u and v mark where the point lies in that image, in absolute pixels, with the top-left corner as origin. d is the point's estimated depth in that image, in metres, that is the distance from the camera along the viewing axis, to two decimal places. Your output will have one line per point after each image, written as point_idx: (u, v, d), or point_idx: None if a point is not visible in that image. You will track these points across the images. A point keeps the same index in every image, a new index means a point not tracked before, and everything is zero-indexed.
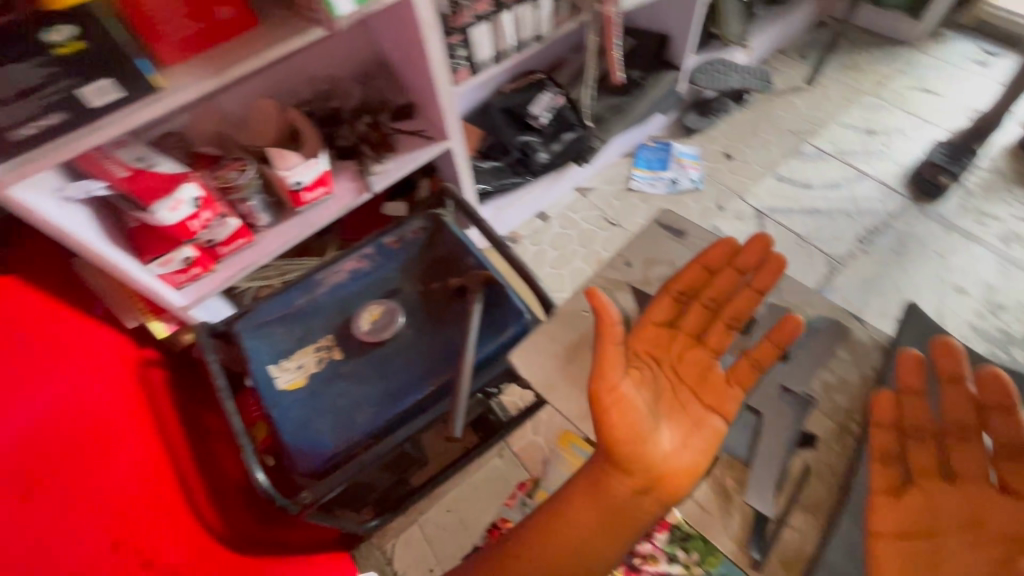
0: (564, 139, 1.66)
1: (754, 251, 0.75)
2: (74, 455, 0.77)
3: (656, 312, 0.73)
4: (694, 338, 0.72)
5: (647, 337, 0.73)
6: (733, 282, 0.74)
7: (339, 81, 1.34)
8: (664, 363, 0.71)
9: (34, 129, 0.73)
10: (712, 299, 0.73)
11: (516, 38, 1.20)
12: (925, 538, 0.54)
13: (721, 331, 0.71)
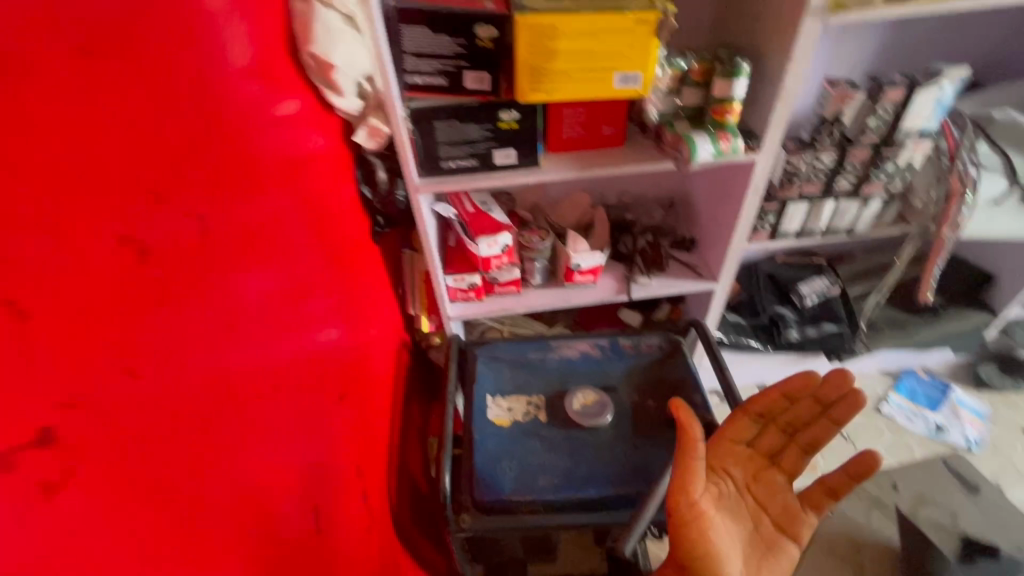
0: (823, 329, 1.58)
1: (831, 389, 0.80)
2: (318, 394, 0.79)
3: (733, 430, 0.80)
4: (767, 463, 0.80)
5: (740, 463, 0.79)
6: (831, 427, 0.80)
7: (640, 199, 1.53)
8: (742, 480, 0.78)
9: (458, 165, 1.05)
10: (788, 424, 0.82)
11: (827, 224, 1.23)
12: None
13: (792, 457, 0.80)
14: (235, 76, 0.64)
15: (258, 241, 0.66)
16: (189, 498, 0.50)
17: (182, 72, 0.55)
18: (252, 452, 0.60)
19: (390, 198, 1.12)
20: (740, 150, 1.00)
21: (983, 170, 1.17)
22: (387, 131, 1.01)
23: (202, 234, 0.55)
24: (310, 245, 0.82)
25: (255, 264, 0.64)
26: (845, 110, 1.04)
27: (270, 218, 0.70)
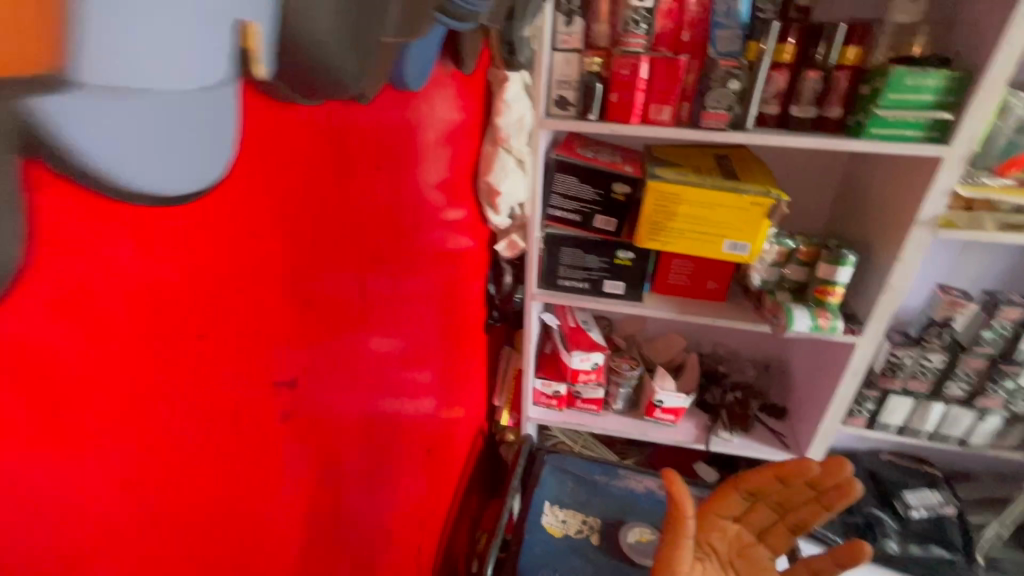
0: (930, 550, 1.37)
1: (829, 478, 0.73)
2: (374, 466, 0.84)
3: (721, 507, 0.78)
4: (754, 539, 0.79)
5: (727, 539, 0.78)
6: (823, 514, 0.74)
7: (736, 356, 1.57)
8: (725, 555, 0.77)
9: (572, 285, 1.22)
10: (777, 503, 0.77)
11: (934, 427, 1.17)
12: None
13: (778, 539, 0.77)
14: (435, 190, 0.89)
15: (390, 319, 0.78)
16: (248, 513, 0.55)
17: (395, 184, 0.71)
18: (305, 496, 0.65)
19: (509, 299, 1.30)
20: (839, 330, 1.05)
21: None
22: (522, 246, 1.23)
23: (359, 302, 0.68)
24: (432, 325, 0.98)
25: (381, 335, 0.76)
26: (957, 318, 1.08)
27: (404, 304, 0.83)
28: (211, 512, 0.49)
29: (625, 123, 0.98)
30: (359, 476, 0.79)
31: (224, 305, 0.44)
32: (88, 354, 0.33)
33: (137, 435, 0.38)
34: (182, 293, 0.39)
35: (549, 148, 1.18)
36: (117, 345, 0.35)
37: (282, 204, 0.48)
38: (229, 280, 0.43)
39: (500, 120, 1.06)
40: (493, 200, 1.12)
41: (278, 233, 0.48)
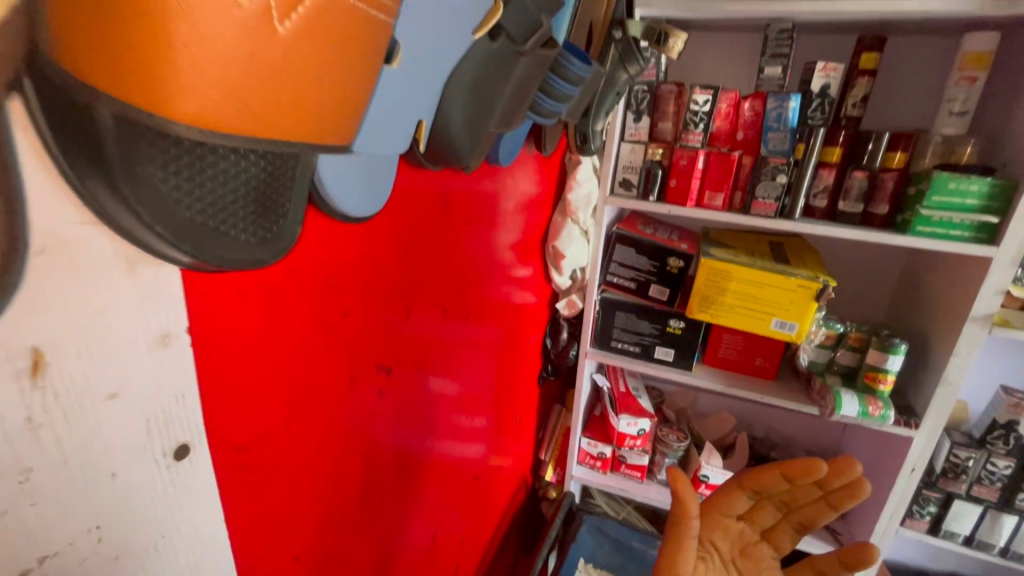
0: None
1: (836, 479, 0.70)
2: (436, 494, 0.91)
3: (725, 504, 0.74)
4: (757, 537, 0.75)
5: (730, 537, 0.74)
6: (828, 513, 0.71)
7: (793, 443, 1.53)
8: (727, 554, 0.73)
9: (624, 347, 1.30)
10: (784, 501, 0.74)
11: (1007, 541, 1.10)
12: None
13: (783, 539, 0.74)
14: (509, 248, 1.05)
15: (461, 354, 0.90)
16: (348, 523, 0.61)
17: (479, 241, 0.86)
18: (387, 512, 0.72)
19: (563, 353, 1.40)
20: (890, 420, 1.05)
21: None
22: (580, 306, 1.35)
23: (446, 338, 0.80)
24: (490, 372, 1.09)
25: (453, 369, 0.87)
26: (1022, 422, 1.06)
27: (472, 342, 0.95)
28: (326, 515, 0.56)
29: (681, 206, 1.11)
30: (423, 503, 0.86)
31: (368, 323, 0.55)
32: (281, 344, 0.44)
33: (298, 419, 0.48)
34: (348, 318, 0.51)
35: (612, 222, 1.32)
36: (298, 342, 0.46)
37: (412, 250, 0.60)
38: (371, 302, 0.54)
39: (571, 196, 1.22)
40: (558, 262, 1.27)
41: (405, 274, 0.60)
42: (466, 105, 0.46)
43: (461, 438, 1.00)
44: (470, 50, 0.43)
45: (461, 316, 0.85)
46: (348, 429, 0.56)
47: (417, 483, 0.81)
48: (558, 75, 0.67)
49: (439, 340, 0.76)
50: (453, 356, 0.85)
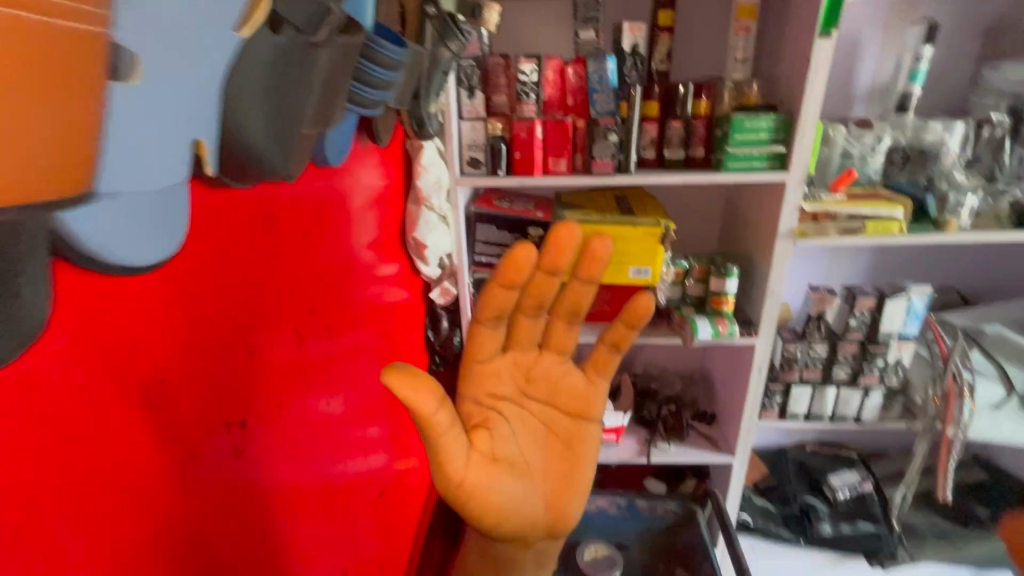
0: (859, 526, 1.53)
1: (566, 254, 0.80)
2: (334, 521, 0.83)
3: (483, 347, 0.85)
4: (537, 351, 0.88)
5: (506, 373, 0.87)
6: (583, 292, 0.84)
7: (669, 372, 1.71)
8: (512, 389, 0.87)
9: None
10: (536, 307, 0.84)
11: (833, 409, 1.35)
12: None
13: (565, 335, 0.87)
14: (367, 248, 0.98)
15: (337, 368, 0.83)
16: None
17: (329, 246, 0.79)
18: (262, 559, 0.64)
19: (448, 342, 1.37)
20: (736, 335, 1.21)
21: (976, 376, 1.27)
22: (455, 292, 1.32)
23: (310, 355, 0.72)
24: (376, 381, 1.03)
25: (329, 387, 0.80)
26: (828, 311, 1.29)
27: (348, 353, 0.88)
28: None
29: (530, 177, 1.14)
30: (318, 536, 0.78)
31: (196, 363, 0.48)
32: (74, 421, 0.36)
33: (121, 492, 0.41)
34: (168, 365, 0.44)
35: (469, 202, 1.33)
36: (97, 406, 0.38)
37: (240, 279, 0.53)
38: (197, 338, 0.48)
39: (420, 182, 1.17)
40: (422, 253, 1.21)
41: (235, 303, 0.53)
42: (267, 119, 0.40)
43: (365, 449, 0.97)
44: (250, 50, 0.37)
45: (326, 329, 0.78)
46: (192, 488, 0.49)
47: (316, 508, 0.76)
48: (372, 62, 0.62)
49: (298, 363, 0.69)
50: (327, 372, 0.79)
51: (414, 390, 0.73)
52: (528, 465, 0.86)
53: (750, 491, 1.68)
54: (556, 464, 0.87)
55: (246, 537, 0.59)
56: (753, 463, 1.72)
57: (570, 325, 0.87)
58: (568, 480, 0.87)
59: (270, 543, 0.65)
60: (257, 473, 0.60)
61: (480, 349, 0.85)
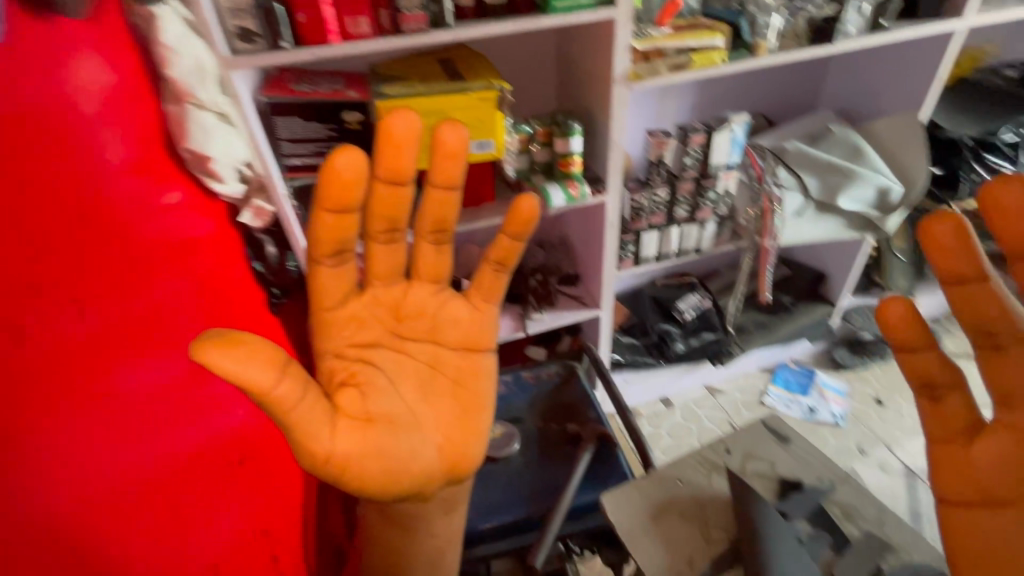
0: (703, 338, 1.79)
1: (406, 154, 0.66)
2: (206, 499, 0.68)
3: (329, 294, 0.71)
4: (403, 284, 0.75)
5: (369, 317, 0.73)
6: (442, 200, 0.71)
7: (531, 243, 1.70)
8: (381, 335, 0.74)
9: None
10: (388, 228, 0.71)
11: (678, 246, 1.46)
12: (1001, 410, 0.54)
13: (433, 259, 0.75)
14: (121, 168, 0.70)
15: (131, 338, 0.64)
16: None
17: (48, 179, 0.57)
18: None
19: (282, 267, 1.12)
20: (588, 195, 1.19)
21: (784, 189, 1.44)
22: (272, 210, 1.08)
23: (57, 337, 0.54)
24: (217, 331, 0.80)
25: (124, 362, 0.62)
26: (666, 154, 1.32)
27: (151, 314, 0.68)
28: None
29: (324, 44, 0.89)
30: (185, 526, 0.64)
31: None
32: None
33: None
34: None
35: (258, 87, 1.05)
36: None
37: None
38: None
39: (173, 72, 0.86)
40: (209, 166, 0.93)
41: None
42: None
43: (242, 393, 0.82)
44: None
45: (81, 293, 0.58)
46: None
47: (197, 481, 0.68)
48: None
49: (87, 345, 0.57)
50: (128, 344, 0.63)
51: (241, 361, 0.56)
52: (411, 413, 0.72)
53: (617, 333, 1.84)
54: (451, 407, 0.74)
55: (96, 564, 0.53)
56: (617, 308, 1.87)
57: (438, 246, 0.74)
58: (462, 423, 0.74)
59: (160, 531, 0.61)
60: (52, 505, 0.50)
61: (325, 294, 0.70)
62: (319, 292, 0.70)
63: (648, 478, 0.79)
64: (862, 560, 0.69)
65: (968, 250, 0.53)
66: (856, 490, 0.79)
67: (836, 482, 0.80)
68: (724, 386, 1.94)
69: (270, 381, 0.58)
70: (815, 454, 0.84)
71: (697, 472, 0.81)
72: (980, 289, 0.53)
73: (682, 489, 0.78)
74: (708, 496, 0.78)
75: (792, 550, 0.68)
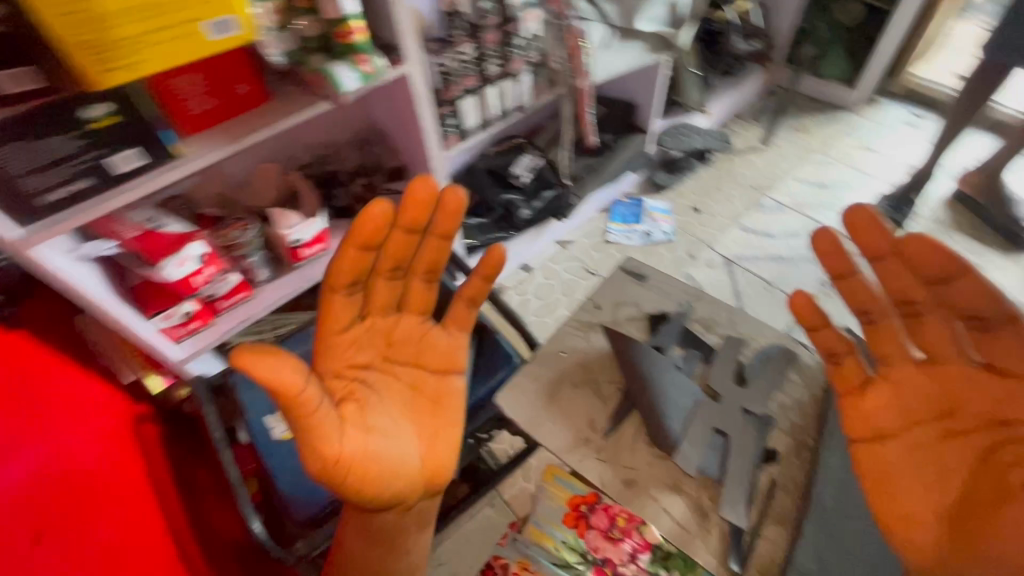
0: (545, 197, 1.79)
1: (428, 214, 0.75)
2: None
3: (336, 320, 0.77)
4: (397, 314, 0.82)
5: (369, 344, 0.79)
6: (437, 249, 0.79)
7: (338, 144, 1.45)
8: (376, 357, 0.80)
9: (63, 193, 0.81)
10: (393, 268, 0.78)
11: (499, 107, 1.35)
12: (881, 365, 0.67)
13: (423, 295, 0.82)
14: None
15: None
16: None
17: None
18: None
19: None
20: (384, 70, 1.00)
21: (587, 21, 1.38)
22: None
23: None
24: None
25: None
26: None
27: None
28: None
29: None
30: None
31: None
32: None
33: None
34: None
35: None
36: None
37: None
38: None
39: None
40: None
41: None
42: None
43: None
44: None
45: None
46: None
47: None
48: None
49: None
50: None
51: (273, 370, 0.60)
52: (393, 424, 0.76)
53: (462, 216, 1.79)
54: (425, 422, 0.79)
55: None
56: None
57: (429, 288, 0.81)
58: (434, 437, 0.78)
59: None
60: None
61: (337, 320, 0.77)
62: (329, 318, 0.77)
63: (536, 361, 0.78)
64: (727, 360, 0.78)
65: (879, 230, 0.63)
66: (708, 302, 0.88)
67: (693, 302, 0.87)
68: (573, 236, 2.03)
69: (303, 384, 0.62)
70: (670, 284, 0.90)
71: (577, 337, 0.82)
72: (879, 269, 0.64)
73: (568, 358, 0.79)
74: (593, 356, 0.79)
75: (672, 377, 0.73)
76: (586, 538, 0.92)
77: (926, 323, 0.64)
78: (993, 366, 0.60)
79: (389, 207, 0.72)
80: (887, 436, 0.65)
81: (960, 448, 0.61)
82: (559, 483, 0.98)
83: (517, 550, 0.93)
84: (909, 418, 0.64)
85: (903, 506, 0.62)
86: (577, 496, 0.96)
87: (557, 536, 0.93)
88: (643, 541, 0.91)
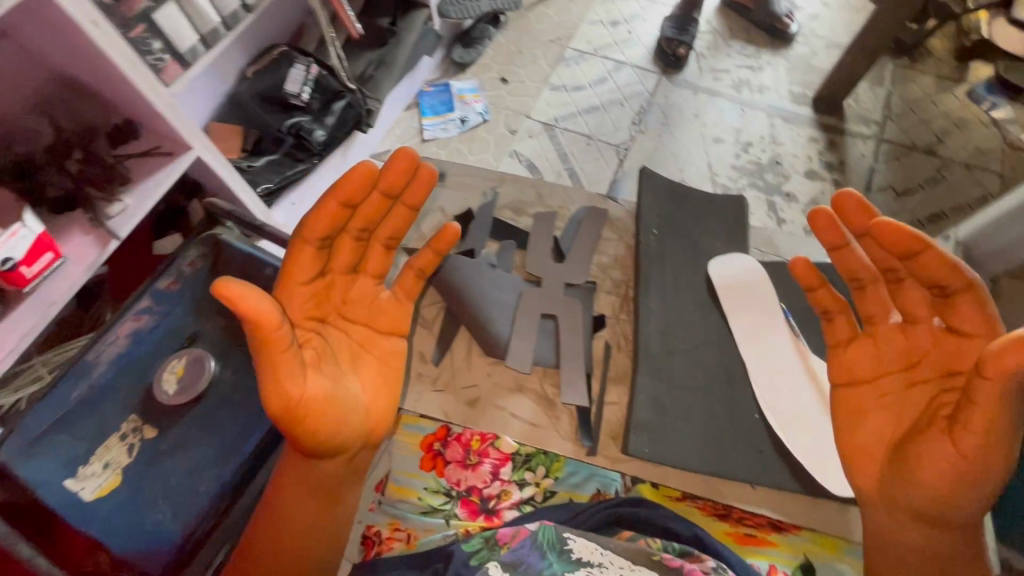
0: (335, 110, 1.55)
1: (401, 181, 0.72)
2: None
3: (298, 273, 0.68)
4: (353, 275, 0.74)
5: (322, 301, 0.71)
6: (406, 219, 0.74)
7: (18, 115, 1.06)
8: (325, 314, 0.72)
9: None
10: (363, 228, 0.72)
11: (216, 12, 1.06)
12: (866, 322, 0.68)
13: (381, 257, 0.74)
14: None
15: None
16: None
17: None
18: None
19: None
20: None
21: None
22: None
23: None
24: None
25: None
26: None
27: None
28: None
29: None
30: None
31: None
32: None
33: None
34: None
35: None
36: None
37: None
38: None
39: None
40: None
41: None
42: None
43: None
44: None
45: None
46: None
47: None
48: None
49: None
50: None
51: (257, 295, 0.55)
52: (347, 378, 0.68)
53: (245, 160, 1.47)
54: (385, 387, 0.71)
55: None
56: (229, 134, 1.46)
57: (389, 253, 0.75)
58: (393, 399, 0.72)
59: None
60: None
61: (296, 268, 0.68)
62: (287, 269, 0.68)
63: None
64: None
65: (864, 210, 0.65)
66: None
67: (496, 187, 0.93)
68: (387, 146, 1.83)
69: (280, 316, 0.57)
70: (471, 176, 0.97)
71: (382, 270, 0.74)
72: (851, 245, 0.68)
73: None
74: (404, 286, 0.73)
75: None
76: (447, 477, 0.72)
77: (907, 290, 0.65)
78: (957, 328, 0.61)
79: (371, 166, 0.68)
80: (848, 384, 0.67)
81: (917, 395, 0.62)
82: (411, 429, 0.77)
83: (382, 514, 0.70)
84: (874, 370, 0.66)
85: (857, 438, 0.65)
86: (427, 435, 0.77)
87: (416, 485, 0.72)
88: (505, 456, 0.75)
